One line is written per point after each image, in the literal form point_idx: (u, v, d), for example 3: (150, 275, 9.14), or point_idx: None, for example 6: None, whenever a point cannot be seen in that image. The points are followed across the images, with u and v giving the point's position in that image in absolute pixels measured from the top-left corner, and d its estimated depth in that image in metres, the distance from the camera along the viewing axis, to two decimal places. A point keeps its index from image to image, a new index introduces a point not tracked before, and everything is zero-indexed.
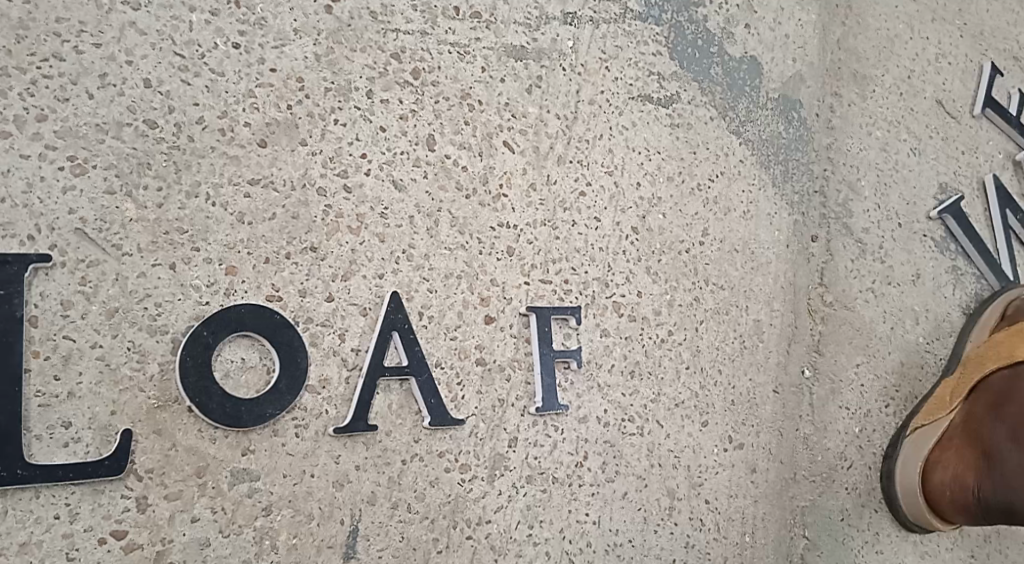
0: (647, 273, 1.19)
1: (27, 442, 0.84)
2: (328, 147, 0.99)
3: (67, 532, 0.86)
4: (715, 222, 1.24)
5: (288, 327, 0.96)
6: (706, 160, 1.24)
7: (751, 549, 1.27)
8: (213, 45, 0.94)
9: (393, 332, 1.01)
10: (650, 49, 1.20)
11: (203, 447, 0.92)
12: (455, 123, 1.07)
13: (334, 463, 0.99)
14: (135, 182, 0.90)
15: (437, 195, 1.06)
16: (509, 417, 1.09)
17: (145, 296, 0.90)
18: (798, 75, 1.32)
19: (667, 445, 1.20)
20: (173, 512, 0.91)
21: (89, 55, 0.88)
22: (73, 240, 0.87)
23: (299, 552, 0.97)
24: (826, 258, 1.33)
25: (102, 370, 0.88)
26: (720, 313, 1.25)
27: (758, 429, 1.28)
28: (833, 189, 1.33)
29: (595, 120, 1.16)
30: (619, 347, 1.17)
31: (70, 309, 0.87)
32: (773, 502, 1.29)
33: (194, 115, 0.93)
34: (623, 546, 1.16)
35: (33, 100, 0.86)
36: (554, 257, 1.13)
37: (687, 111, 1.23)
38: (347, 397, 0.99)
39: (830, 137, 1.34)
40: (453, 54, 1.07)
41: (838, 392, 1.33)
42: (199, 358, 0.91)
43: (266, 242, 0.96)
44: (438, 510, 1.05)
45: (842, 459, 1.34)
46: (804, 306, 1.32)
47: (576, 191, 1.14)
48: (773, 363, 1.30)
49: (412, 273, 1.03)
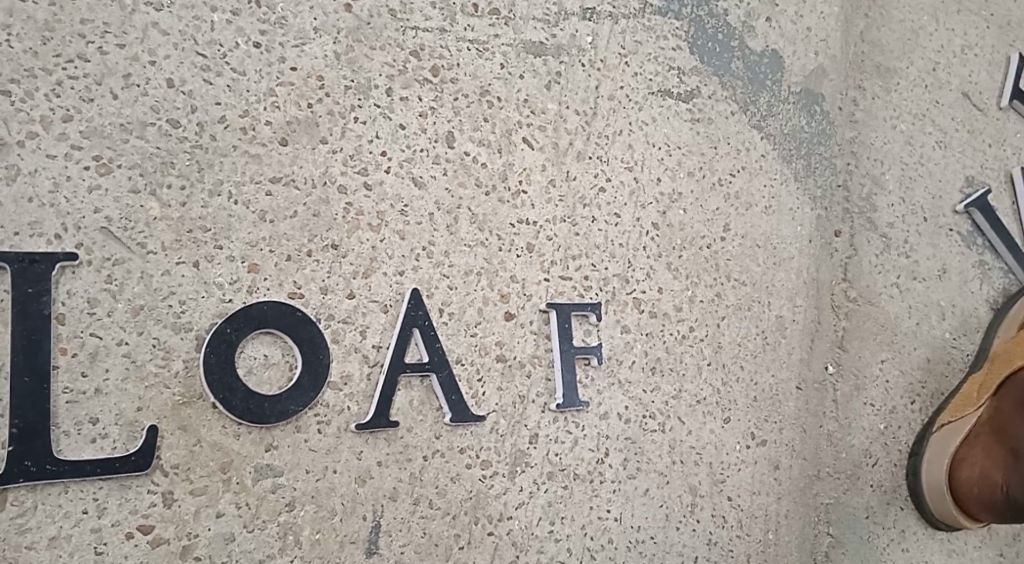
0: (668, 269, 1.18)
1: (55, 438, 0.86)
2: (348, 145, 1.00)
3: (95, 526, 0.88)
4: (736, 217, 1.24)
5: (310, 324, 0.97)
6: (727, 155, 1.23)
7: (774, 546, 1.26)
8: (234, 44, 0.95)
9: (414, 329, 1.02)
10: (670, 44, 1.20)
11: (227, 443, 0.93)
12: (474, 120, 1.07)
13: (356, 459, 0.99)
14: (159, 181, 0.91)
15: (457, 192, 1.06)
16: (530, 413, 1.09)
17: (169, 294, 0.91)
18: (821, 68, 1.31)
19: (689, 442, 1.19)
20: (198, 507, 0.92)
21: (113, 55, 0.89)
22: (99, 239, 0.88)
23: (322, 547, 0.98)
24: (849, 254, 1.32)
25: (128, 367, 0.89)
26: (742, 309, 1.24)
27: (780, 426, 1.27)
28: (856, 183, 1.32)
29: (615, 115, 1.15)
30: (640, 343, 1.16)
31: (96, 307, 0.88)
32: (796, 499, 1.28)
33: (216, 115, 0.94)
34: (644, 543, 1.16)
35: (59, 101, 0.87)
36: (574, 253, 1.12)
37: (707, 106, 1.22)
38: (369, 394, 1.00)
39: (853, 131, 1.32)
40: (472, 51, 1.07)
41: (863, 389, 1.32)
42: (223, 355, 0.92)
43: (288, 240, 0.96)
44: (460, 506, 1.05)
45: (866, 456, 1.32)
46: (827, 301, 1.31)
47: (595, 187, 1.14)
48: (796, 359, 1.29)
49: (432, 270, 1.04)
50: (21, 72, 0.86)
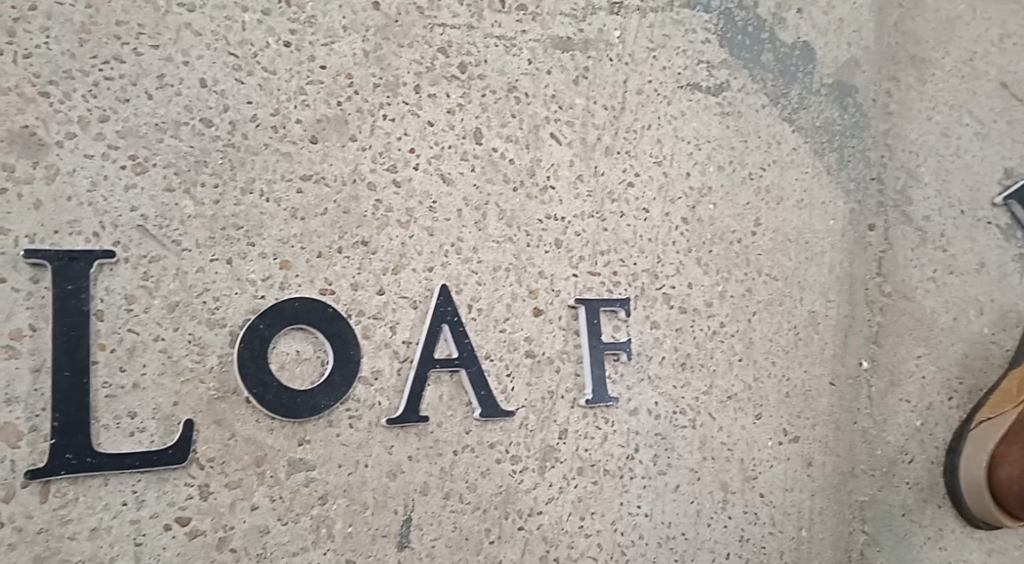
0: (698, 264, 1.18)
1: (96, 432, 0.87)
2: (377, 142, 1.01)
3: (134, 518, 0.89)
4: (767, 212, 1.23)
5: (341, 319, 0.98)
6: (757, 149, 1.23)
7: (808, 544, 1.25)
8: (266, 44, 0.96)
9: (443, 325, 1.03)
10: (699, 37, 1.19)
11: (261, 437, 0.95)
12: (502, 116, 1.07)
13: (387, 454, 1.00)
14: (194, 179, 0.92)
15: (485, 188, 1.06)
16: (559, 409, 1.09)
17: (204, 291, 0.92)
18: (853, 59, 1.30)
19: (720, 437, 1.19)
20: (233, 500, 0.93)
21: (148, 57, 0.91)
22: (135, 237, 0.90)
23: (355, 541, 0.99)
24: (883, 248, 1.31)
25: (165, 362, 0.91)
26: (773, 305, 1.24)
27: (813, 422, 1.26)
28: (891, 175, 1.31)
29: (643, 110, 1.15)
30: (670, 339, 1.16)
31: (134, 303, 0.89)
32: (830, 496, 1.28)
33: (248, 114, 0.95)
34: (675, 539, 1.15)
35: (96, 101, 0.89)
36: (602, 248, 1.12)
37: (737, 99, 1.22)
38: (399, 389, 1.01)
39: (887, 123, 1.32)
40: (499, 47, 1.08)
41: (899, 385, 1.30)
42: (256, 351, 0.94)
43: (319, 237, 0.97)
44: (490, 501, 1.05)
45: (902, 452, 1.30)
46: (861, 296, 1.31)
47: (624, 181, 1.14)
48: (829, 355, 1.28)
49: (461, 266, 1.04)
50: (59, 74, 0.88)
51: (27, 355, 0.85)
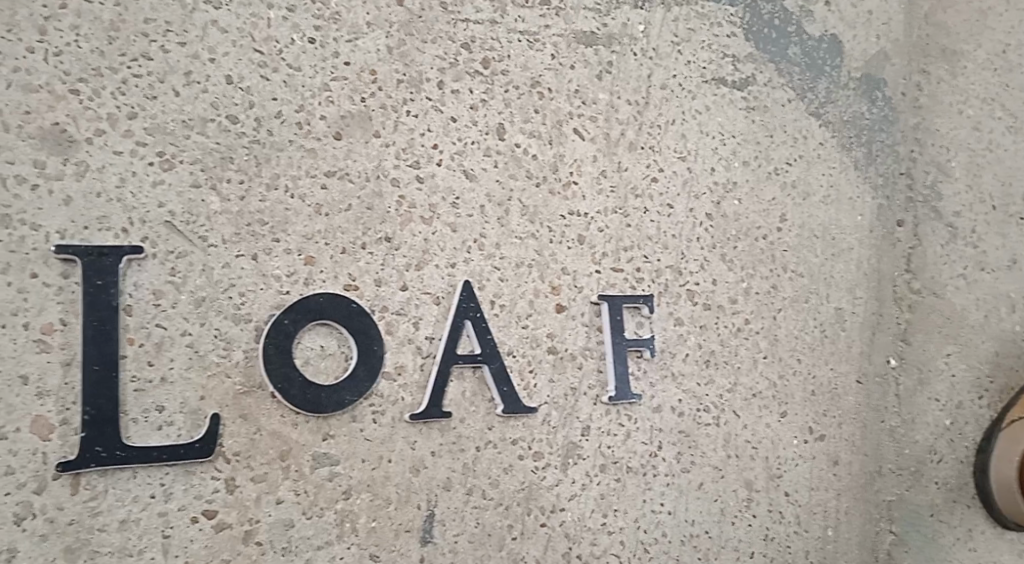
0: (723, 261, 1.18)
1: (124, 425, 0.88)
2: (401, 139, 1.01)
3: (162, 511, 0.90)
4: (793, 207, 1.23)
5: (364, 315, 0.98)
6: (784, 144, 1.22)
7: (834, 543, 1.25)
8: (290, 40, 0.96)
9: (466, 321, 1.03)
10: (725, 30, 1.18)
11: (286, 432, 0.95)
12: (525, 111, 1.07)
13: (410, 449, 1.01)
14: (220, 175, 0.93)
15: (507, 184, 1.06)
16: (581, 406, 1.09)
17: (229, 286, 0.93)
18: (883, 52, 1.29)
19: (745, 435, 1.19)
20: (259, 494, 0.94)
21: (175, 54, 0.92)
22: (163, 233, 0.91)
23: (378, 535, 0.99)
24: (913, 244, 1.30)
25: (191, 357, 0.91)
26: (799, 301, 1.23)
27: (840, 420, 1.26)
28: (921, 171, 1.29)
29: (667, 105, 1.14)
30: (694, 336, 1.15)
31: (161, 298, 0.90)
32: (857, 496, 1.27)
33: (273, 110, 0.96)
34: (699, 537, 1.15)
35: (125, 98, 0.90)
36: (626, 245, 1.12)
37: (763, 93, 1.21)
38: (422, 384, 1.01)
39: (917, 116, 1.30)
40: (523, 42, 1.07)
41: (927, 383, 1.28)
42: (281, 346, 0.94)
43: (343, 233, 0.98)
44: (513, 497, 1.05)
45: (931, 452, 1.27)
46: (889, 293, 1.30)
47: (648, 177, 1.13)
48: (856, 353, 1.27)
49: (484, 262, 1.04)
50: (88, 71, 0.88)
51: (58, 350, 0.86)
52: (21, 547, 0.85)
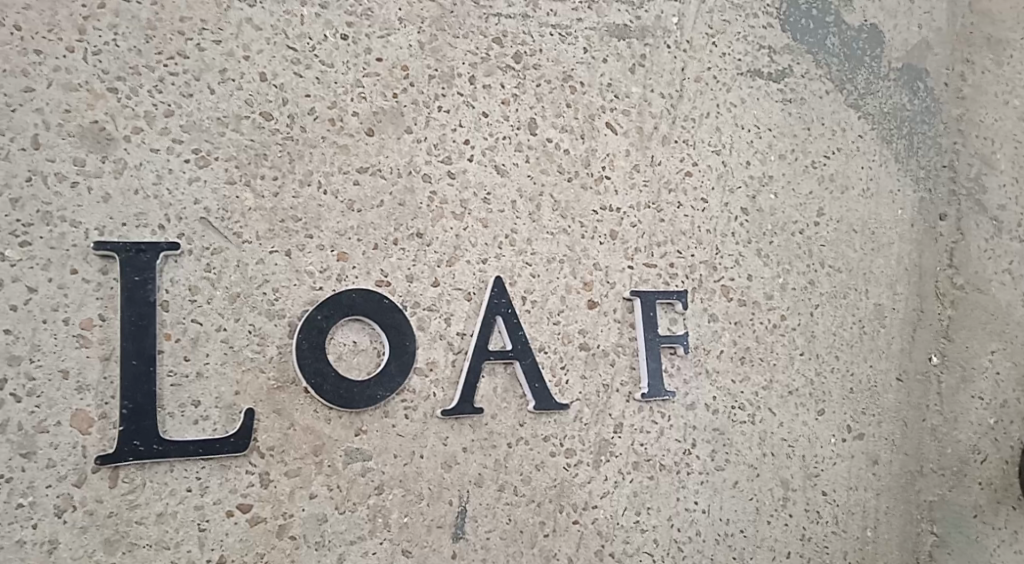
0: (758, 256, 1.16)
1: (161, 419, 0.89)
2: (432, 134, 1.01)
3: (198, 504, 0.91)
4: (831, 202, 1.20)
5: (396, 311, 0.98)
6: (821, 137, 1.20)
7: (873, 544, 1.22)
8: (323, 37, 0.97)
9: (497, 317, 1.02)
10: (760, 22, 1.17)
11: (319, 427, 0.96)
12: (557, 106, 1.06)
13: (442, 445, 1.00)
14: (254, 172, 0.94)
15: (539, 179, 1.05)
16: (614, 402, 1.08)
17: (264, 282, 0.94)
18: (924, 42, 1.26)
19: (781, 433, 1.17)
20: (293, 489, 0.95)
21: (211, 51, 0.92)
22: (199, 229, 0.91)
23: (411, 531, 0.99)
24: (955, 238, 1.26)
25: (226, 352, 0.92)
26: (837, 297, 1.20)
27: (879, 419, 1.23)
28: (964, 163, 1.25)
29: (701, 98, 1.13)
30: (728, 332, 1.14)
31: (197, 293, 0.91)
32: (897, 496, 1.24)
33: (306, 107, 0.96)
34: (734, 536, 1.13)
35: (161, 96, 0.91)
36: (658, 240, 1.11)
37: (800, 85, 1.19)
38: (454, 379, 1.01)
39: (960, 107, 1.26)
40: (555, 36, 1.06)
41: (970, 381, 1.24)
42: (314, 341, 0.94)
43: (375, 229, 0.98)
44: (545, 494, 1.05)
45: (975, 452, 1.24)
46: (930, 288, 1.26)
47: (681, 171, 1.12)
48: (897, 350, 1.24)
49: (515, 258, 1.04)
50: (126, 70, 0.89)
51: (97, 345, 0.87)
52: (62, 539, 0.86)
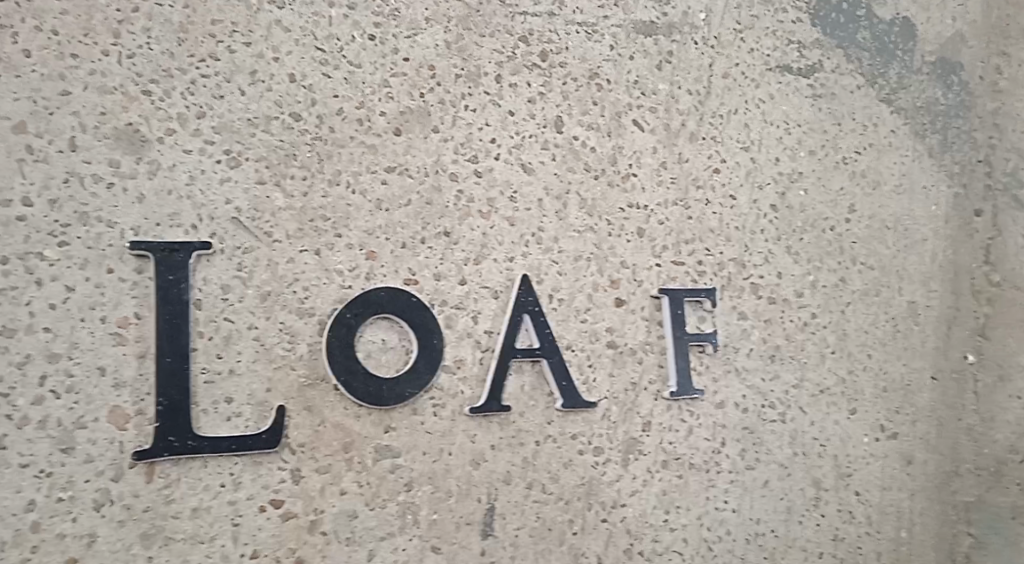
0: (788, 253, 1.15)
1: (195, 416, 0.91)
2: (459, 133, 1.01)
3: (231, 499, 0.92)
4: (864, 197, 1.19)
5: (424, 309, 0.99)
6: (852, 132, 1.18)
7: (908, 545, 1.21)
8: (351, 38, 0.97)
9: (524, 315, 1.03)
10: (790, 16, 1.15)
11: (349, 424, 0.97)
12: (583, 104, 1.06)
13: (470, 442, 1.01)
14: (283, 172, 0.95)
15: (566, 177, 1.05)
16: (642, 401, 1.08)
17: (294, 280, 0.95)
18: (960, 34, 1.23)
19: (812, 432, 1.15)
20: (323, 485, 0.96)
21: (241, 54, 0.94)
22: (230, 229, 0.93)
23: (440, 528, 1.00)
24: (992, 235, 1.24)
25: (258, 350, 0.93)
26: (870, 295, 1.19)
27: (914, 418, 1.21)
28: (1000, 157, 1.23)
29: (729, 94, 1.12)
30: (758, 330, 1.13)
31: (229, 292, 0.92)
32: (932, 496, 1.22)
33: (334, 107, 0.97)
34: (764, 536, 1.13)
35: (193, 98, 0.92)
36: (686, 237, 1.10)
37: (831, 79, 1.17)
38: (482, 377, 1.01)
39: (996, 101, 1.24)
40: (581, 34, 1.06)
41: (1008, 380, 1.22)
42: (344, 339, 0.95)
43: (403, 228, 0.99)
44: (573, 492, 1.05)
45: (1014, 452, 1.22)
46: (966, 286, 1.24)
47: (709, 167, 1.11)
48: (931, 348, 1.22)
49: (542, 256, 1.04)
50: (159, 73, 0.91)
51: (133, 342, 0.89)
52: (101, 532, 0.88)
